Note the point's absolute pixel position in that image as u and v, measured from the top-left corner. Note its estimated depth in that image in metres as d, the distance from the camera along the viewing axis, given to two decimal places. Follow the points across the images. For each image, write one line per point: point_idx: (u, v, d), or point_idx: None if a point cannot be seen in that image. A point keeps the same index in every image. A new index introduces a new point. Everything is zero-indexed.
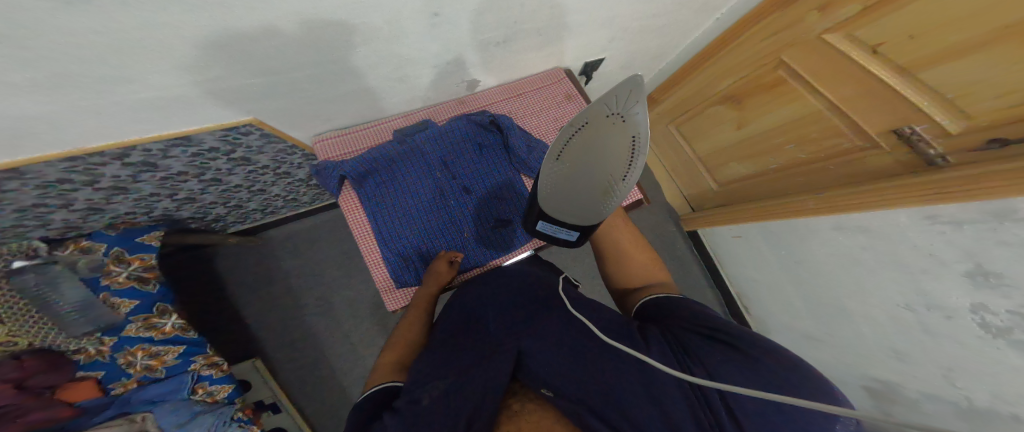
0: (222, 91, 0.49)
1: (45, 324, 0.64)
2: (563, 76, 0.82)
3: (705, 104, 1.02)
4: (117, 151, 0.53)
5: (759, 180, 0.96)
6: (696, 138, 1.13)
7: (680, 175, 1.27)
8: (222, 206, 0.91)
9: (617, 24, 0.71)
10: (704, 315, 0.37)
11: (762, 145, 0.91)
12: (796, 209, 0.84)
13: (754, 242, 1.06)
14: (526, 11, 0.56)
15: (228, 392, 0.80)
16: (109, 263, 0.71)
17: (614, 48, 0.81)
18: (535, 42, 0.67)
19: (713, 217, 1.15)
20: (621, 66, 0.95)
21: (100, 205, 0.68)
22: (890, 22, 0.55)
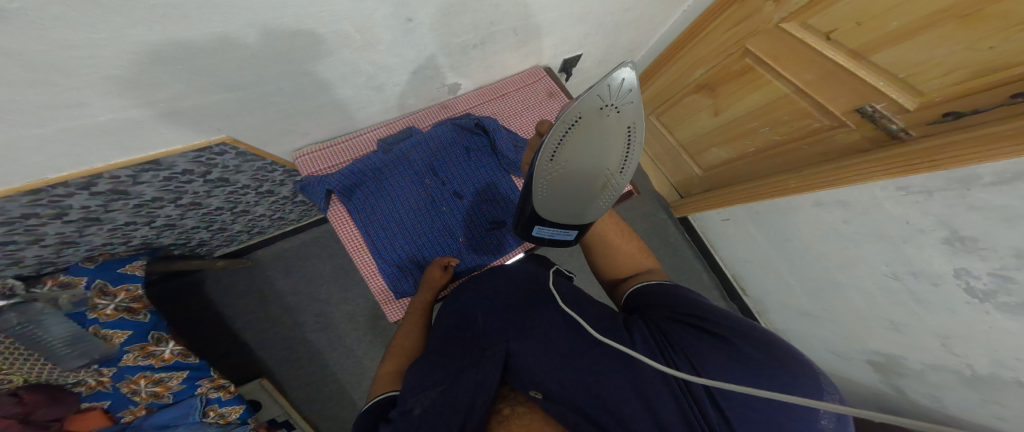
0: (181, 109, 0.48)
1: (41, 362, 0.63)
2: (543, 74, 0.83)
3: (681, 94, 1.04)
4: (84, 180, 0.52)
5: (741, 164, 0.98)
6: (676, 127, 1.14)
7: (665, 165, 1.29)
8: (207, 230, 0.91)
9: (590, 19, 0.72)
10: (687, 303, 0.38)
11: (739, 130, 0.92)
12: (777, 190, 0.86)
13: (743, 225, 1.08)
14: (498, 13, 0.56)
15: (239, 412, 0.81)
16: (94, 295, 0.69)
17: (590, 43, 0.82)
18: (511, 42, 0.67)
19: (701, 203, 1.16)
20: (599, 60, 0.96)
21: (73, 240, 0.66)
22: (841, 10, 0.58)
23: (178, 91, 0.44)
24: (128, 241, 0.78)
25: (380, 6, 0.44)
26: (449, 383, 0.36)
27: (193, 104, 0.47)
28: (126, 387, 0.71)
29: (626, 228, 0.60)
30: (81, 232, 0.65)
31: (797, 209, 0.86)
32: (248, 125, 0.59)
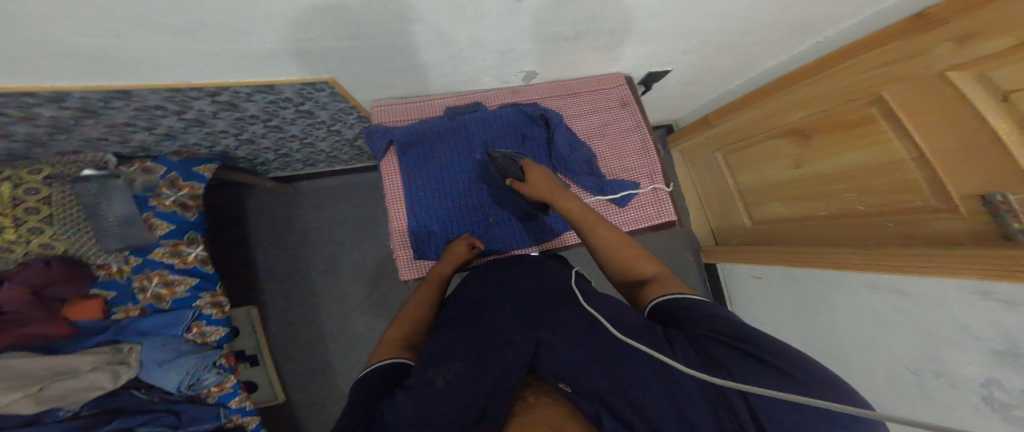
0: (308, 49, 0.52)
1: (85, 233, 0.70)
2: (623, 82, 0.82)
3: (766, 135, 0.98)
4: (214, 88, 0.59)
5: (793, 225, 0.97)
6: (742, 170, 1.11)
7: (714, 207, 1.30)
8: (269, 151, 0.95)
9: (696, 37, 0.70)
10: (726, 319, 0.36)
11: (805, 190, 0.90)
12: (822, 262, 0.84)
13: (772, 286, 1.06)
14: (605, 11, 0.55)
15: (219, 336, 0.85)
16: (162, 185, 0.80)
17: (683, 61, 0.80)
18: (602, 43, 0.67)
19: (741, 254, 1.15)
20: (679, 81, 0.94)
21: (175, 133, 0.74)
22: (1007, 73, 0.48)
23: (316, 34, 0.48)
24: (204, 142, 0.82)
25: None
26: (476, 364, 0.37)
27: (302, 46, 0.50)
28: (138, 281, 0.76)
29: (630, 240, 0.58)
30: (185, 129, 0.72)
31: (844, 284, 0.82)
32: (350, 74, 0.62)
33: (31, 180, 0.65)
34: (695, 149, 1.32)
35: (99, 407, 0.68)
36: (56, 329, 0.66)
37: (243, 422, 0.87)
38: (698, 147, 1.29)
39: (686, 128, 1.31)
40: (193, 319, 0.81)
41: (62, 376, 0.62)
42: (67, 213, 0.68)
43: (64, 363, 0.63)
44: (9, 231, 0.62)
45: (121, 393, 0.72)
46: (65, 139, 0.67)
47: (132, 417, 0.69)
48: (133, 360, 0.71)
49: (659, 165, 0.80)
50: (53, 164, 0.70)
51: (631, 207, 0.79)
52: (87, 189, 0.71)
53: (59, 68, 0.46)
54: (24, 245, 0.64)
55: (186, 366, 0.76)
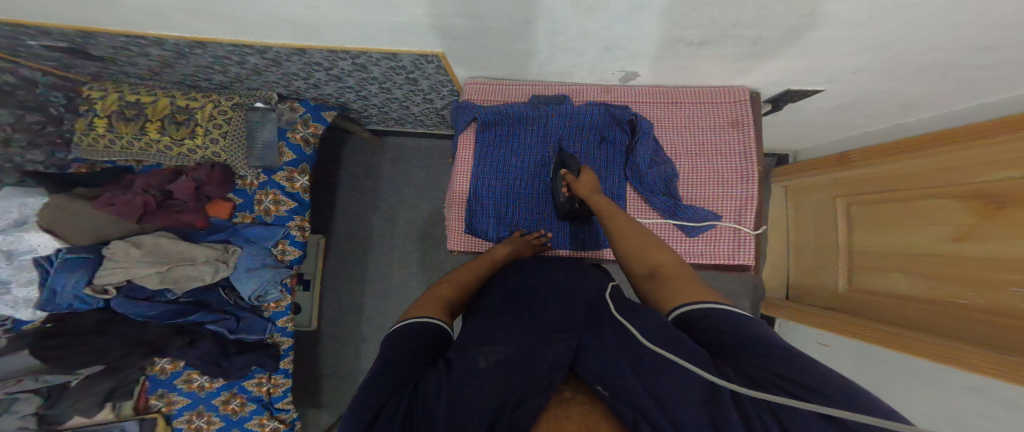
0: (439, 24, 0.59)
1: (240, 150, 0.99)
2: (745, 98, 0.73)
3: (926, 194, 0.80)
4: (357, 53, 0.73)
5: (902, 304, 0.84)
6: (864, 227, 0.95)
7: (803, 260, 1.17)
8: (354, 94, 1.01)
9: (878, 53, 0.58)
10: (765, 342, 0.33)
11: (936, 268, 0.76)
12: (919, 350, 0.74)
13: (841, 358, 0.98)
14: (754, 17, 0.50)
15: (293, 257, 1.12)
16: (298, 123, 1.06)
17: (845, 82, 0.70)
18: (740, 51, 0.61)
19: (825, 319, 1.01)
20: (825, 106, 0.84)
21: (320, 84, 0.94)
22: None
23: (446, 11, 0.55)
24: (308, 79, 0.91)
25: None
26: (516, 353, 0.38)
27: (423, 17, 0.57)
28: (260, 195, 1.07)
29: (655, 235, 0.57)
30: (328, 82, 0.93)
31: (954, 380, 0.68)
32: (462, 50, 0.69)
33: (225, 106, 0.97)
34: (808, 190, 1.18)
35: (198, 297, 1.01)
36: (197, 219, 0.99)
37: (279, 341, 1.13)
38: (815, 187, 1.15)
39: (812, 162, 1.17)
40: (281, 238, 1.09)
41: (186, 264, 0.96)
42: (236, 131, 0.98)
43: (189, 256, 0.97)
44: (200, 139, 0.95)
45: (216, 292, 1.04)
46: (253, 76, 0.91)
47: (209, 314, 1.00)
48: (231, 263, 1.01)
49: (753, 201, 0.71)
50: (241, 96, 1.00)
51: (699, 238, 0.73)
52: (254, 116, 1.01)
53: (264, 19, 0.63)
54: (203, 151, 0.96)
55: (262, 277, 1.03)
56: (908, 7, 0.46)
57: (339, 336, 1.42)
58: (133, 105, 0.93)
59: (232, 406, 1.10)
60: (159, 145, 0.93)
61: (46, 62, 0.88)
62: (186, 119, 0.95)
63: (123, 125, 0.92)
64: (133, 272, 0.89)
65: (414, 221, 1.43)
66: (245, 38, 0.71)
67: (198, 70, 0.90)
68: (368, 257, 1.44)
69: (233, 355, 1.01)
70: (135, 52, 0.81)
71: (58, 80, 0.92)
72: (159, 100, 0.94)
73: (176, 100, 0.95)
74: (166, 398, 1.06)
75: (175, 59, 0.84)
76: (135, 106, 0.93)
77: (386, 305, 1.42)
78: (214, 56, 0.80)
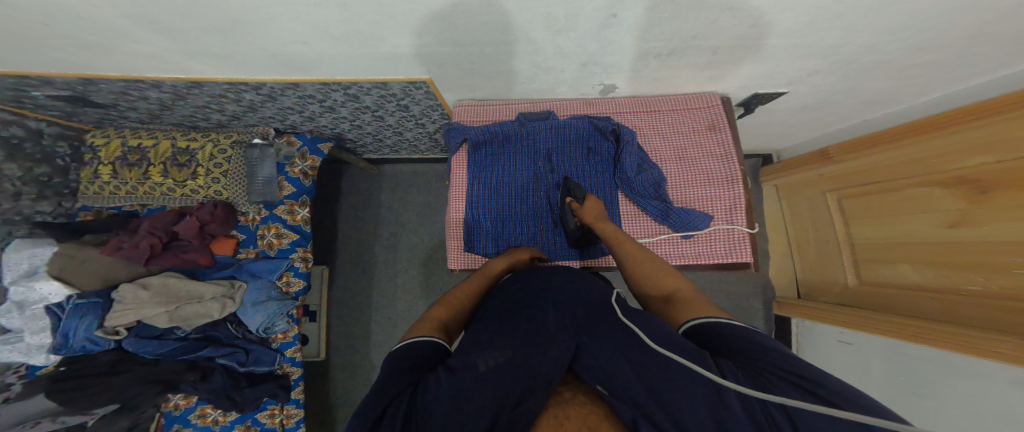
0: (422, 52, 0.63)
1: (242, 186, 1.03)
2: (718, 103, 0.76)
3: (916, 183, 0.79)
4: (350, 83, 0.77)
5: (914, 294, 0.82)
6: (860, 220, 0.95)
7: (808, 257, 1.17)
8: (348, 124, 1.06)
9: (835, 56, 0.61)
10: (772, 349, 0.34)
11: (940, 256, 0.75)
12: (937, 340, 0.72)
13: (868, 354, 0.94)
14: (714, 28, 0.53)
15: (298, 289, 1.12)
16: (296, 157, 1.09)
17: (805, 83, 0.72)
18: (705, 60, 0.63)
19: (841, 315, 0.99)
20: (799, 106, 0.86)
21: (314, 116, 0.99)
22: None
23: (428, 40, 0.58)
24: (302, 111, 0.96)
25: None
26: (516, 355, 0.37)
27: (410, 46, 0.60)
28: (262, 230, 1.09)
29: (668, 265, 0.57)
30: (323, 113, 0.97)
31: (990, 372, 0.64)
32: (446, 75, 0.73)
33: (224, 144, 1.01)
34: (799, 187, 1.18)
35: (206, 333, 1.03)
36: (201, 257, 1.01)
37: (289, 372, 1.11)
38: (804, 184, 1.15)
39: (793, 160, 1.19)
40: (285, 270, 1.10)
41: (194, 301, 0.97)
42: (236, 169, 1.02)
43: (196, 294, 0.98)
44: (203, 179, 1.00)
45: (224, 326, 1.05)
46: (249, 112, 0.96)
47: (218, 348, 1.01)
48: (238, 298, 1.02)
49: (742, 199, 0.72)
50: (239, 133, 1.05)
51: (695, 239, 0.73)
52: (253, 154, 1.05)
53: (264, 61, 0.67)
54: (206, 191, 1.01)
55: (269, 310, 1.03)
56: (849, 15, 0.49)
57: (346, 365, 1.40)
58: (136, 150, 0.99)
59: None
60: (162, 189, 0.99)
61: (47, 112, 0.91)
62: (187, 160, 0.99)
63: (127, 171, 0.98)
64: (143, 313, 0.91)
65: (414, 243, 1.45)
66: (243, 78, 0.76)
67: (196, 110, 0.94)
68: (371, 281, 1.44)
69: (245, 387, 1.00)
70: (134, 95, 0.84)
71: (62, 129, 0.98)
72: (161, 143, 0.99)
73: (176, 142, 0.99)
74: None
75: (173, 100, 0.88)
76: (138, 152, 0.99)
77: (391, 330, 1.41)
78: (208, 94, 0.84)
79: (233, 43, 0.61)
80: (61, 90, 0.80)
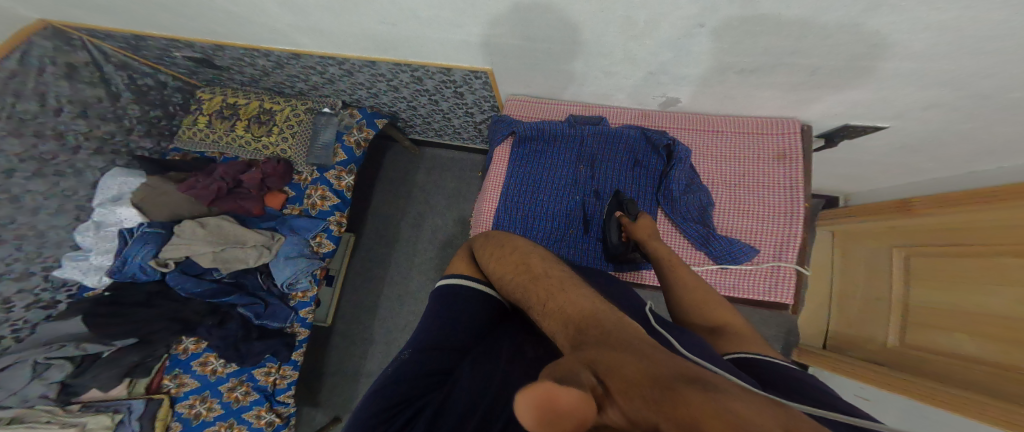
0: (492, 43, 0.65)
1: (302, 148, 1.12)
2: (796, 131, 0.71)
3: (992, 250, 0.73)
4: (414, 66, 0.81)
5: (956, 363, 0.76)
6: (919, 281, 0.88)
7: (848, 309, 1.08)
8: (403, 104, 1.09)
9: (936, 96, 0.57)
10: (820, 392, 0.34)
11: (1000, 332, 0.68)
12: (965, 409, 0.67)
13: (892, 419, 0.87)
14: (809, 45, 0.51)
15: (327, 250, 1.16)
16: (354, 127, 1.15)
17: (895, 122, 0.68)
18: (789, 82, 0.61)
19: (865, 371, 0.93)
20: (872, 145, 0.81)
21: (379, 93, 1.03)
22: None
23: (501, 31, 0.60)
24: (368, 88, 1.00)
25: (689, 5, 0.46)
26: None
27: (485, 36, 0.62)
28: (311, 189, 1.16)
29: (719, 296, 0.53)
30: (383, 91, 1.01)
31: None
32: (509, 68, 0.73)
33: (300, 110, 1.13)
34: (860, 237, 1.10)
35: (238, 279, 1.09)
36: (254, 206, 1.10)
37: (297, 331, 1.13)
38: (868, 233, 1.08)
39: (869, 206, 1.10)
40: (320, 230, 1.15)
41: (236, 246, 1.04)
42: (303, 132, 1.13)
43: (241, 239, 1.06)
44: (275, 138, 1.11)
45: (254, 275, 1.10)
46: (327, 85, 1.04)
47: (241, 297, 1.06)
48: (274, 249, 1.08)
49: (797, 238, 0.68)
50: (313, 102, 1.15)
51: (732, 270, 0.70)
52: (320, 119, 1.14)
53: (346, 33, 0.73)
54: (274, 148, 1.12)
55: (297, 265, 1.08)
56: (969, 44, 0.45)
57: (358, 331, 1.46)
58: (230, 107, 1.13)
59: (236, 394, 1.05)
60: (242, 141, 1.12)
61: (179, 69, 1.14)
62: (268, 119, 1.12)
63: (219, 123, 1.12)
64: (194, 249, 1.00)
65: (444, 228, 1.48)
66: (332, 51, 0.83)
67: (290, 78, 1.05)
68: (396, 257, 1.49)
69: (253, 339, 1.04)
70: (248, 62, 0.99)
71: (182, 84, 1.21)
72: (252, 103, 1.13)
73: (264, 103, 1.13)
74: (179, 379, 1.03)
75: (274, 69, 1.00)
76: (232, 108, 1.13)
77: (406, 307, 1.45)
78: (304, 65, 0.93)
79: (335, 18, 0.68)
80: (195, 52, 1.00)
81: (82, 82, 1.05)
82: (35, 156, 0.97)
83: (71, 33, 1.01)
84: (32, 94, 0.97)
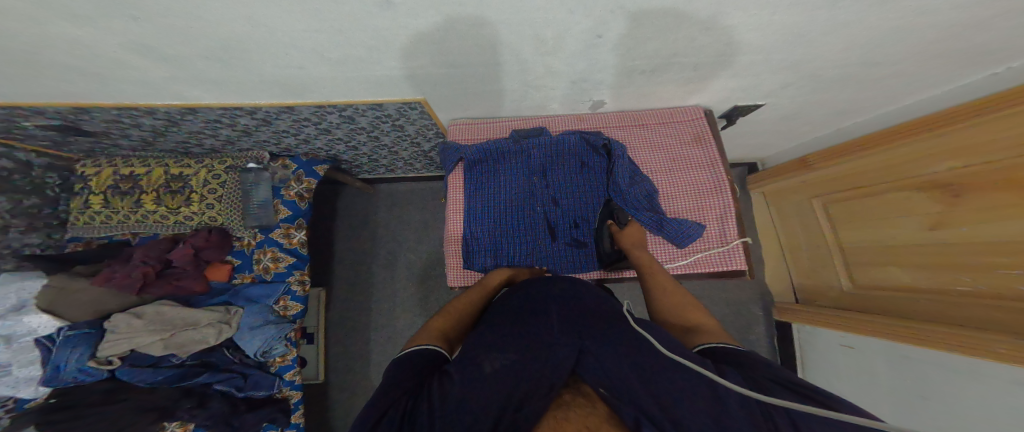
0: (415, 75, 0.66)
1: (236, 211, 1.05)
2: (701, 115, 0.81)
3: (895, 186, 0.84)
4: (345, 105, 0.80)
5: (906, 297, 0.85)
6: (845, 224, 0.99)
7: (802, 263, 1.19)
8: (345, 146, 1.07)
9: (806, 69, 0.67)
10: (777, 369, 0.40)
11: (931, 258, 0.78)
12: (936, 342, 0.74)
13: (868, 356, 0.95)
14: (691, 45, 0.57)
15: (296, 312, 1.11)
16: (291, 179, 1.11)
17: (780, 95, 0.79)
18: (684, 76, 0.69)
19: (841, 321, 1.01)
20: (779, 113, 0.90)
21: (310, 138, 1.01)
22: None
23: (421, 63, 0.62)
24: (297, 134, 0.97)
25: (583, 21, 0.50)
26: (521, 358, 0.41)
27: (409, 69, 0.64)
28: (258, 253, 1.09)
29: (695, 301, 0.59)
30: (318, 136, 0.99)
31: (993, 373, 0.65)
32: (440, 96, 0.75)
33: (218, 170, 1.05)
34: (785, 194, 1.22)
35: (203, 359, 1.01)
36: (195, 284, 1.00)
37: (289, 395, 1.10)
38: (789, 190, 1.19)
39: (776, 169, 1.22)
40: (282, 294, 1.09)
41: (189, 328, 0.95)
42: (230, 194, 1.04)
43: (192, 321, 0.97)
44: (196, 206, 1.03)
45: (221, 351, 1.03)
46: (244, 137, 0.99)
47: (215, 374, 0.99)
48: (234, 322, 1.01)
49: (732, 208, 0.74)
50: (234, 157, 1.07)
51: (689, 248, 0.74)
52: (248, 177, 1.07)
53: (258, 84, 0.70)
54: (201, 216, 1.04)
55: (267, 333, 1.02)
56: (820, 27, 0.54)
57: (344, 388, 1.36)
58: (128, 179, 1.02)
59: None
60: (156, 216, 1.02)
61: (37, 142, 0.94)
62: (180, 187, 1.03)
63: (121, 200, 1.01)
64: (138, 341, 0.90)
65: (415, 260, 1.45)
66: (232, 101, 0.78)
67: (190, 136, 0.97)
68: (371, 300, 1.43)
69: (245, 411, 0.98)
70: (127, 123, 0.87)
71: (53, 160, 1.01)
72: (154, 170, 1.02)
73: (170, 169, 1.03)
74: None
75: (167, 126, 0.91)
76: (130, 180, 1.02)
77: (391, 350, 1.39)
78: (204, 120, 0.87)
79: (236, 68, 0.64)
80: (52, 119, 0.83)
81: None
82: None
83: None
84: None
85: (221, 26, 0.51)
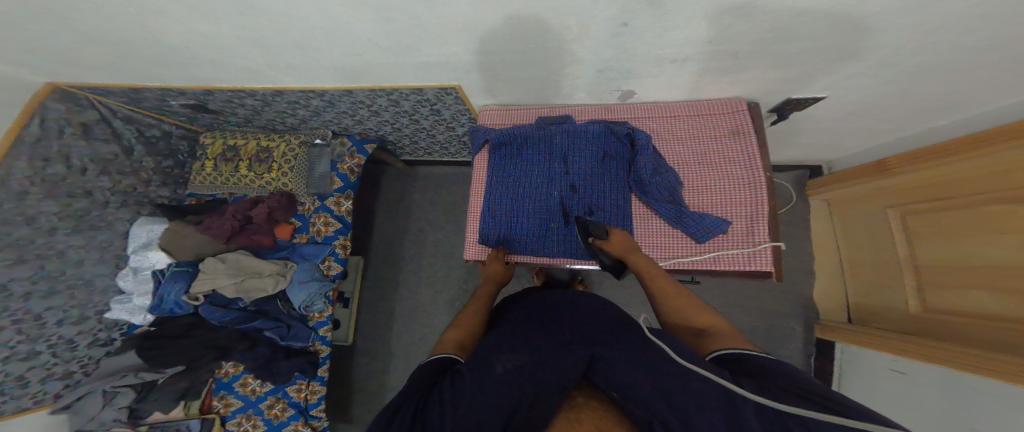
0: (452, 62, 0.71)
1: (300, 180, 1.18)
2: (741, 108, 0.76)
3: (982, 197, 0.75)
4: (394, 90, 0.87)
5: (984, 324, 0.75)
6: (924, 237, 0.90)
7: (863, 279, 1.10)
8: (390, 127, 1.16)
9: (869, 59, 0.62)
10: (789, 374, 0.37)
11: (1013, 281, 0.68)
12: (1008, 375, 0.65)
13: (921, 385, 0.86)
14: (726, 34, 0.56)
15: (337, 272, 1.23)
16: (346, 156, 1.22)
17: (842, 87, 0.72)
18: (720, 66, 0.66)
19: (902, 347, 0.90)
20: (839, 109, 0.84)
21: (364, 119, 1.10)
22: None
23: (454, 50, 0.66)
24: (355, 115, 1.07)
25: (606, 9, 0.51)
26: (531, 361, 0.43)
27: (445, 58, 0.69)
28: (314, 218, 1.22)
29: (699, 302, 0.58)
30: (369, 117, 1.08)
31: None
32: (473, 81, 0.79)
33: (294, 145, 1.19)
34: (854, 202, 1.13)
35: (260, 306, 1.14)
36: (266, 238, 1.17)
37: (319, 349, 1.20)
38: (862, 199, 1.10)
39: (848, 172, 1.13)
40: (328, 254, 1.22)
41: (255, 276, 1.10)
42: (300, 166, 1.18)
43: (258, 269, 1.12)
44: (276, 175, 1.17)
45: (275, 301, 1.16)
46: (314, 117, 1.11)
47: (267, 321, 1.13)
48: (288, 275, 1.14)
49: (763, 206, 0.70)
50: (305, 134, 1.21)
51: (708, 244, 0.72)
52: (314, 152, 1.20)
53: (325, 69, 0.79)
54: (275, 183, 1.18)
55: (310, 288, 1.14)
56: (880, 16, 0.50)
57: (369, 352, 1.49)
58: (231, 149, 1.19)
59: (275, 411, 1.14)
60: (247, 180, 1.18)
61: (180, 118, 1.16)
62: (266, 156, 1.18)
63: (225, 165, 1.19)
64: (218, 282, 1.06)
65: (442, 240, 1.53)
66: (309, 85, 0.88)
67: (278, 115, 1.11)
68: (400, 274, 1.54)
69: (281, 359, 1.10)
70: (238, 103, 1.03)
71: (187, 131, 1.24)
72: (250, 143, 1.18)
73: (261, 142, 1.19)
74: (226, 400, 1.13)
75: (263, 106, 1.05)
76: (233, 150, 1.19)
77: (415, 322, 1.49)
78: (288, 101, 0.99)
79: (302, 55, 0.73)
80: (190, 99, 1.01)
81: (98, 140, 1.06)
82: (71, 212, 1.01)
83: (78, 93, 0.99)
84: (57, 156, 0.98)
85: (299, 19, 0.60)
